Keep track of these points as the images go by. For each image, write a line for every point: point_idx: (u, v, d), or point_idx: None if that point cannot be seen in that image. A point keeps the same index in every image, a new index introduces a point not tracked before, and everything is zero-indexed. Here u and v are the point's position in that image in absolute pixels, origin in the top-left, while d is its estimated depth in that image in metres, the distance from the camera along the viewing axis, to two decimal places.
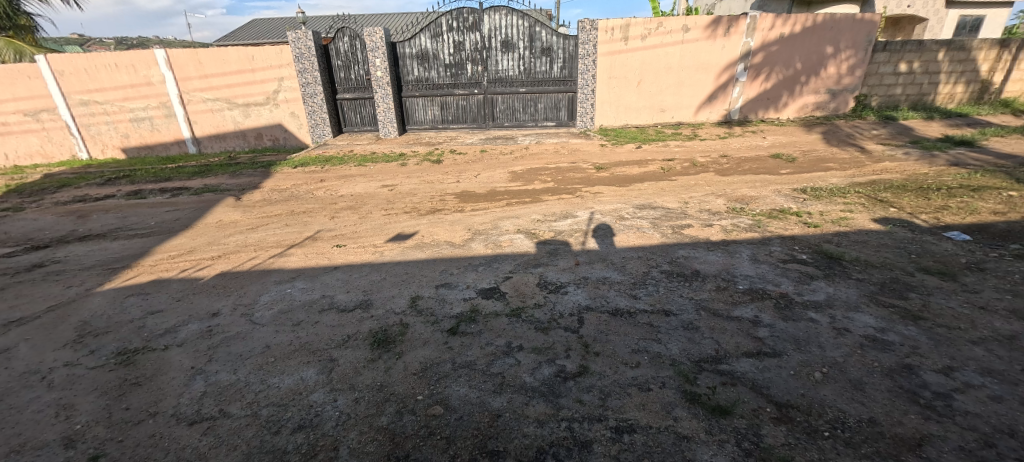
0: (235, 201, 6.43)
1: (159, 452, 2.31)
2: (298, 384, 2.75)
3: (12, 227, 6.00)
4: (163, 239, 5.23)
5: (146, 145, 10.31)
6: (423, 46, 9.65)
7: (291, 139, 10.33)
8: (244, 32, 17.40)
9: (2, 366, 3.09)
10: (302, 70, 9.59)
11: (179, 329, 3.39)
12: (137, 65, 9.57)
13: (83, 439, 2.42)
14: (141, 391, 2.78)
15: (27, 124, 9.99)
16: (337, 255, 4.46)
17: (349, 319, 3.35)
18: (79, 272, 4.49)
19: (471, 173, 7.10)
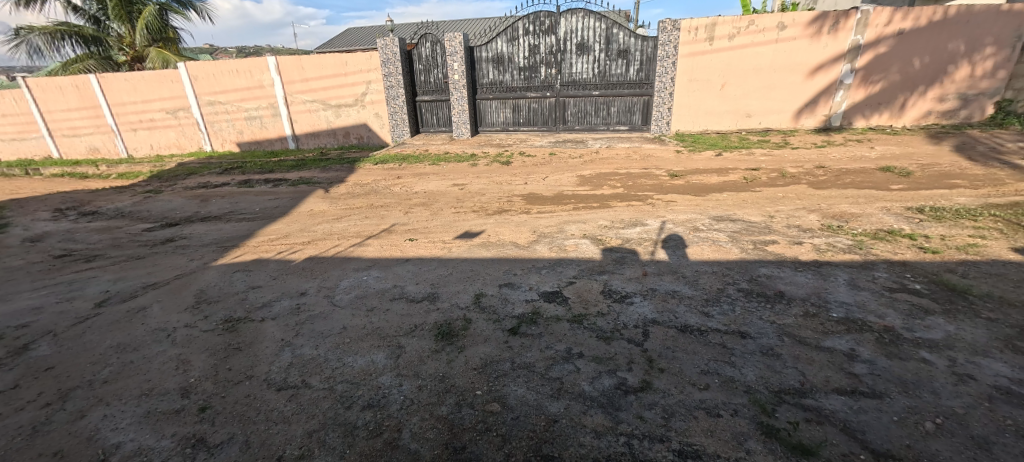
0: (323, 193, 7.01)
1: (252, 411, 2.58)
2: (369, 365, 2.92)
3: (152, 206, 7.05)
4: (264, 223, 5.85)
5: (256, 140, 11.58)
6: (499, 50, 9.87)
7: (374, 138, 11.05)
8: (340, 40, 18.98)
9: (139, 321, 3.64)
10: (386, 73, 10.22)
11: (273, 304, 3.77)
12: (253, 70, 10.79)
13: (194, 391, 2.77)
14: (241, 355, 3.12)
15: (168, 120, 11.76)
16: (409, 248, 4.69)
17: (417, 310, 3.50)
18: (200, 248, 5.17)
19: (540, 175, 7.11)
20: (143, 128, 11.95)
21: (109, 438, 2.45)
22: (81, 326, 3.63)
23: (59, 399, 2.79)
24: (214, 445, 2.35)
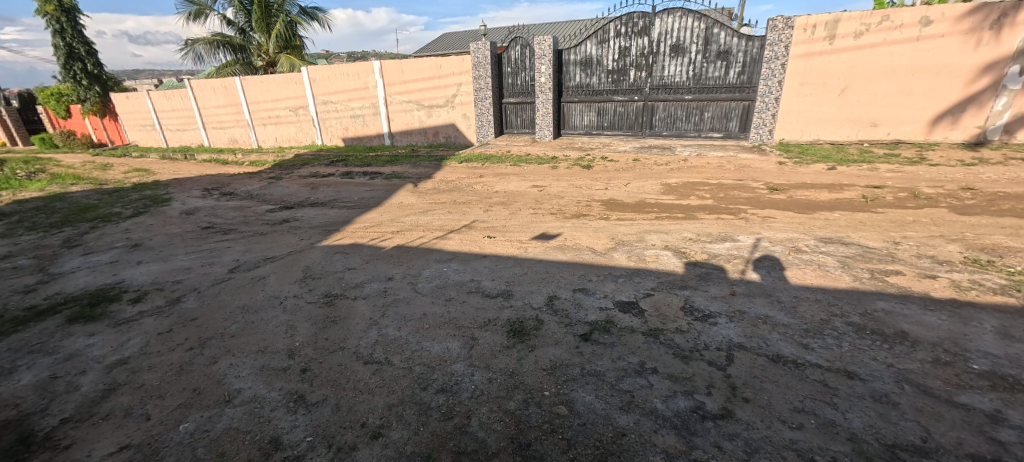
0: (413, 187, 7.49)
1: (343, 378, 2.86)
2: (445, 353, 3.07)
3: (273, 190, 8.06)
4: (360, 212, 6.39)
5: (358, 136, 12.70)
6: (588, 52, 9.79)
7: (460, 137, 11.54)
8: (438, 44, 20.10)
9: (259, 288, 4.19)
10: (477, 76, 10.62)
11: (365, 285, 4.12)
12: (360, 74, 11.84)
13: (298, 354, 3.14)
14: (336, 327, 3.46)
15: (290, 117, 13.35)
16: (487, 245, 4.84)
17: (491, 305, 3.60)
18: (308, 229, 5.81)
19: (622, 181, 6.93)
20: (269, 123, 13.70)
21: (232, 383, 2.87)
22: (217, 287, 4.27)
23: (198, 345, 3.32)
24: (312, 404, 2.65)
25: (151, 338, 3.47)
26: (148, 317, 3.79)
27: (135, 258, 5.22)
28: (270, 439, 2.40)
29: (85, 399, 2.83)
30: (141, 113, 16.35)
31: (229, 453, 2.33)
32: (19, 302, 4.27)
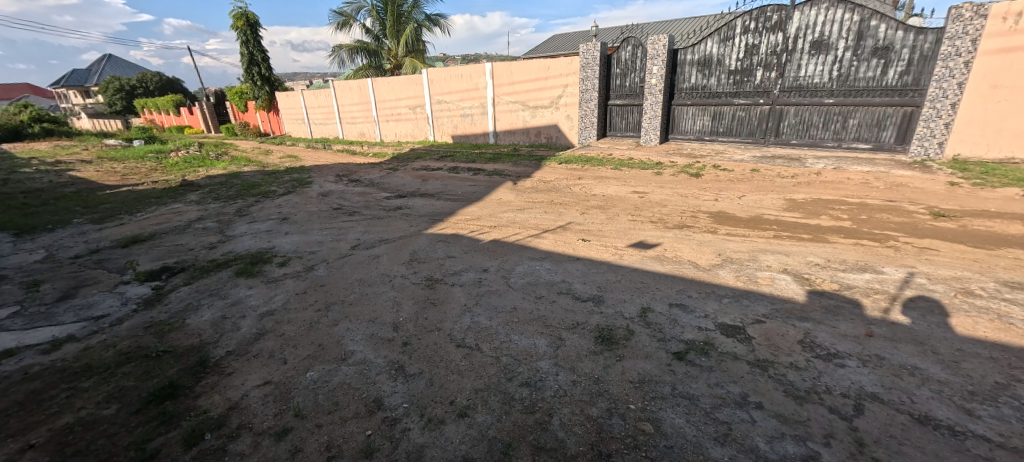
0: (512, 185, 7.68)
1: (437, 357, 3.06)
2: (532, 348, 3.11)
3: (390, 180, 8.88)
4: (463, 205, 6.73)
5: (465, 134, 13.40)
6: (707, 51, 9.13)
7: (562, 138, 11.56)
8: (549, 45, 20.35)
9: (373, 265, 4.66)
10: (584, 77, 10.49)
11: (462, 274, 4.34)
12: (473, 75, 12.48)
13: (400, 329, 3.43)
14: (434, 309, 3.70)
15: (410, 114, 14.55)
16: (581, 248, 4.77)
17: (582, 309, 3.56)
18: (417, 217, 6.28)
19: (735, 193, 6.36)
20: (391, 119, 15.09)
21: (348, 346, 3.24)
22: (342, 261, 4.85)
23: (324, 308, 3.81)
24: (410, 375, 2.88)
25: (290, 296, 4.06)
26: (290, 279, 4.45)
27: (284, 229, 6.15)
28: (374, 400, 2.68)
29: (243, 338, 3.44)
30: (294, 108, 19.17)
31: (341, 405, 2.65)
32: (205, 255, 5.30)
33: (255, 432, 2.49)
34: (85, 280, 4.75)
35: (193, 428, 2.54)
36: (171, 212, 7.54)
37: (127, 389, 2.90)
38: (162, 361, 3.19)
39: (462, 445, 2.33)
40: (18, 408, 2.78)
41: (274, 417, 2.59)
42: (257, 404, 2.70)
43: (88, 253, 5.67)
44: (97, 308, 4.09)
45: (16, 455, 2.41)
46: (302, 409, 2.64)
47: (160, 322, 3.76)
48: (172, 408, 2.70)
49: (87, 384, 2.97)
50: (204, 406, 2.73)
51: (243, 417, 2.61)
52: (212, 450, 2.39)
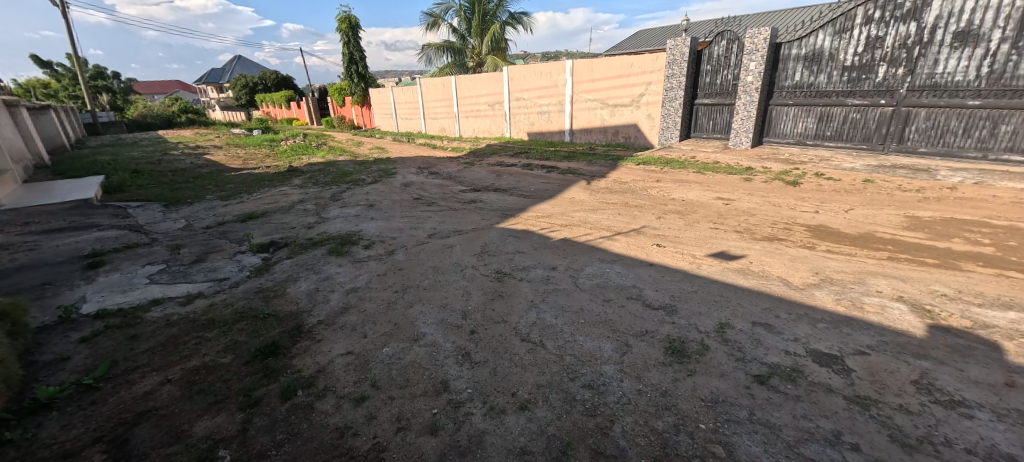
0: (585, 185, 7.53)
1: (502, 349, 3.11)
2: (597, 350, 3.05)
3: (467, 174, 9.14)
4: (535, 202, 6.73)
5: (541, 132, 13.40)
6: (818, 45, 8.25)
7: (641, 138, 11.12)
8: (634, 41, 19.61)
9: (447, 254, 4.83)
10: (670, 75, 9.97)
11: (531, 269, 4.35)
12: (553, 72, 12.41)
13: (469, 317, 3.53)
14: (501, 302, 3.75)
15: (489, 111, 14.84)
16: (655, 253, 4.54)
17: (652, 316, 3.40)
18: (490, 212, 6.39)
19: (840, 206, 5.67)
20: (471, 116, 15.52)
21: (420, 328, 3.41)
22: (419, 247, 5.09)
23: (401, 290, 4.03)
24: (475, 362, 2.98)
25: (373, 276, 4.36)
26: (373, 260, 4.78)
27: (370, 215, 6.59)
28: (441, 382, 2.82)
29: (332, 309, 3.77)
30: (384, 104, 20.47)
31: (411, 382, 2.82)
32: (305, 233, 5.86)
33: (338, 395, 2.74)
34: (212, 246, 5.48)
35: (288, 385, 2.84)
36: (278, 193, 8.43)
37: (240, 343, 3.33)
38: (268, 322, 3.60)
39: (521, 435, 2.37)
40: (161, 348, 3.31)
41: (353, 385, 2.82)
42: (341, 370, 2.97)
43: (215, 224, 6.54)
44: (221, 271, 4.72)
45: (158, 387, 2.89)
46: (378, 383, 2.83)
47: (267, 288, 4.23)
48: (273, 365, 3.05)
49: (210, 335, 3.45)
50: (298, 366, 3.04)
51: (328, 380, 2.88)
52: (302, 406, 2.67)
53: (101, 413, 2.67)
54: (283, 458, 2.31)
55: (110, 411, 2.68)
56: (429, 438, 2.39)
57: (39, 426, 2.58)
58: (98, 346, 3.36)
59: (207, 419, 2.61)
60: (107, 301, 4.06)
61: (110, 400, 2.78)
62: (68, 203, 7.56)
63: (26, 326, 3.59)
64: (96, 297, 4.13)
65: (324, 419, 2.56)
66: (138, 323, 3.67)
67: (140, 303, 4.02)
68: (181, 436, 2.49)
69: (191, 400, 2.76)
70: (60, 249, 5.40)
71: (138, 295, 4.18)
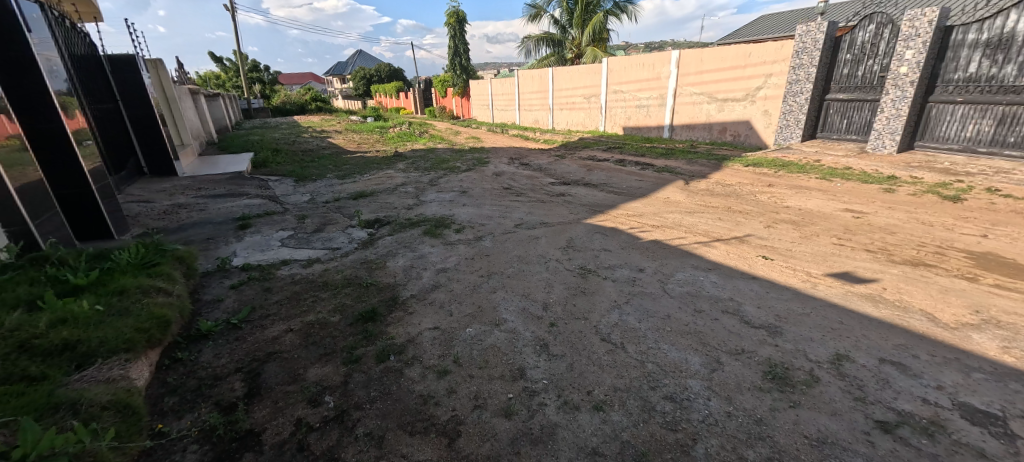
0: (683, 185, 7.04)
1: (580, 346, 3.04)
2: (682, 362, 2.83)
3: (558, 167, 9.06)
4: (627, 200, 6.44)
5: (638, 127, 12.79)
6: (1006, 28, 6.68)
7: (752, 137, 10.07)
8: (755, 28, 17.69)
9: (532, 245, 4.83)
10: (796, 65, 8.85)
11: (616, 269, 4.18)
12: (657, 64, 11.74)
13: (550, 309, 3.51)
14: (582, 299, 3.65)
15: (585, 104, 14.53)
16: (759, 266, 4.09)
17: (750, 334, 3.07)
18: (579, 206, 6.26)
19: (1020, 232, 4.57)
20: (565, 108, 15.33)
21: (502, 314, 3.46)
22: (506, 236, 5.17)
23: (486, 276, 4.13)
24: (553, 355, 2.95)
25: (461, 259, 4.53)
26: (463, 244, 4.96)
27: (463, 201, 6.84)
28: (518, 369, 2.84)
29: (424, 285, 4.00)
30: (482, 95, 21.10)
31: (490, 364, 2.88)
32: (405, 214, 6.28)
33: (424, 365, 2.90)
34: (329, 219, 6.12)
35: (382, 348, 3.08)
36: (383, 176, 9.13)
37: (347, 305, 3.68)
38: (369, 290, 3.94)
39: (593, 435, 2.31)
40: (286, 301, 3.79)
41: (438, 357, 2.97)
42: (428, 343, 3.13)
43: (332, 200, 7.30)
44: (335, 241, 5.26)
45: (283, 333, 3.32)
46: (460, 360, 2.94)
47: (371, 260, 4.62)
48: (372, 329, 3.32)
49: (324, 295, 3.87)
50: (391, 333, 3.27)
51: (417, 350, 3.06)
52: (393, 370, 2.87)
53: (241, 348, 3.15)
54: (375, 414, 2.52)
55: (247, 348, 3.15)
56: (503, 421, 2.43)
57: (199, 351, 3.13)
58: (242, 292, 3.96)
59: (318, 367, 2.93)
60: (250, 257, 4.76)
61: (248, 338, 3.27)
62: (226, 175, 9.00)
63: (196, 269, 4.29)
64: (243, 253, 4.86)
65: (411, 385, 2.72)
66: (271, 277, 4.24)
67: (274, 262, 4.64)
68: (297, 378, 2.83)
69: (306, 349, 3.13)
70: (219, 211, 6.44)
71: (273, 254, 4.83)
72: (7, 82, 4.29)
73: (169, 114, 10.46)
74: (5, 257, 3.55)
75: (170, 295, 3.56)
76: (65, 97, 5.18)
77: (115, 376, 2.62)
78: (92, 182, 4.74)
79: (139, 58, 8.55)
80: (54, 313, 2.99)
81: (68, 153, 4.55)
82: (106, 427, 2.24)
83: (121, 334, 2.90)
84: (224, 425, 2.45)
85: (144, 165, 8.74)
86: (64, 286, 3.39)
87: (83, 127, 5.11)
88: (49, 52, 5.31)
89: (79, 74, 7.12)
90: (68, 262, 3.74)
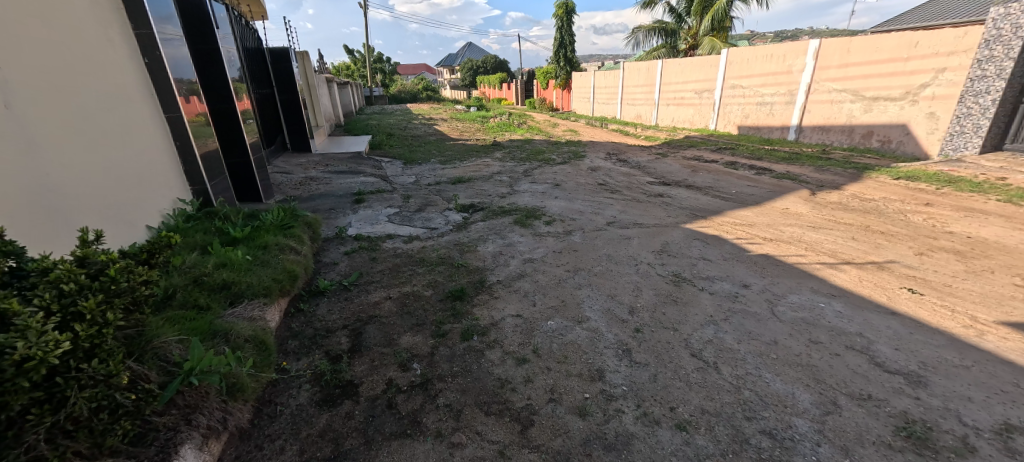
0: (808, 195, 6.19)
1: (667, 358, 2.82)
2: (787, 395, 2.49)
3: (659, 165, 8.54)
4: (735, 206, 5.86)
5: (757, 126, 11.55)
6: None
7: (908, 145, 8.45)
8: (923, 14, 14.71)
9: (624, 245, 4.62)
10: (983, 58, 7.13)
11: (716, 281, 3.81)
12: (789, 55, 10.48)
13: (637, 313, 3.32)
14: (675, 308, 3.39)
15: (695, 99, 13.50)
16: (899, 299, 3.45)
17: (881, 379, 2.59)
18: (679, 209, 5.84)
19: None
20: (673, 103, 14.41)
21: (586, 312, 3.36)
22: (596, 233, 5.01)
23: (573, 271, 4.03)
24: (636, 362, 2.79)
25: (550, 252, 4.48)
26: (552, 237, 4.90)
27: (556, 194, 6.78)
28: (597, 370, 2.73)
29: (510, 273, 4.03)
30: (584, 87, 20.71)
31: (569, 360, 2.81)
32: (498, 202, 6.39)
33: (504, 350, 2.92)
34: (430, 200, 6.46)
35: (468, 327, 3.17)
36: (482, 164, 9.39)
37: (439, 283, 3.86)
38: (460, 271, 4.08)
39: (673, 455, 2.13)
40: (388, 271, 4.09)
41: (519, 344, 2.98)
42: (510, 329, 3.15)
43: (434, 183, 7.70)
44: (433, 221, 5.54)
45: (383, 299, 3.59)
46: (540, 351, 2.91)
47: (463, 243, 4.78)
48: (460, 307, 3.44)
49: (420, 270, 4.10)
50: (477, 314, 3.35)
51: (499, 334, 3.09)
52: (475, 349, 2.94)
53: (348, 308, 3.46)
54: (455, 388, 2.59)
55: (352, 308, 3.46)
56: (577, 420, 2.35)
57: (317, 305, 3.52)
58: (353, 259, 4.35)
59: (410, 335, 3.11)
60: (362, 229, 5.22)
61: (354, 300, 3.59)
62: (348, 154, 10.00)
63: (319, 235, 4.81)
64: (356, 225, 5.35)
65: (490, 367, 2.76)
66: (377, 249, 4.61)
67: (381, 235, 5.03)
68: (392, 343, 3.02)
69: (401, 317, 3.34)
70: (341, 185, 7.17)
71: (380, 228, 5.24)
72: (201, 72, 5.14)
73: (310, 99, 11.93)
74: (189, 209, 4.29)
75: (298, 254, 4.03)
76: (238, 83, 6.13)
77: (256, 315, 3.01)
78: (251, 154, 5.55)
79: (292, 49, 9.81)
80: (218, 257, 3.51)
81: (236, 129, 5.38)
82: (247, 356, 2.61)
83: (263, 281, 3.33)
84: (331, 372, 2.73)
85: (288, 142, 10.07)
86: (226, 237, 3.99)
87: (248, 108, 6.01)
88: (230, 45, 6.31)
89: (249, 63, 8.39)
90: (230, 218, 4.39)
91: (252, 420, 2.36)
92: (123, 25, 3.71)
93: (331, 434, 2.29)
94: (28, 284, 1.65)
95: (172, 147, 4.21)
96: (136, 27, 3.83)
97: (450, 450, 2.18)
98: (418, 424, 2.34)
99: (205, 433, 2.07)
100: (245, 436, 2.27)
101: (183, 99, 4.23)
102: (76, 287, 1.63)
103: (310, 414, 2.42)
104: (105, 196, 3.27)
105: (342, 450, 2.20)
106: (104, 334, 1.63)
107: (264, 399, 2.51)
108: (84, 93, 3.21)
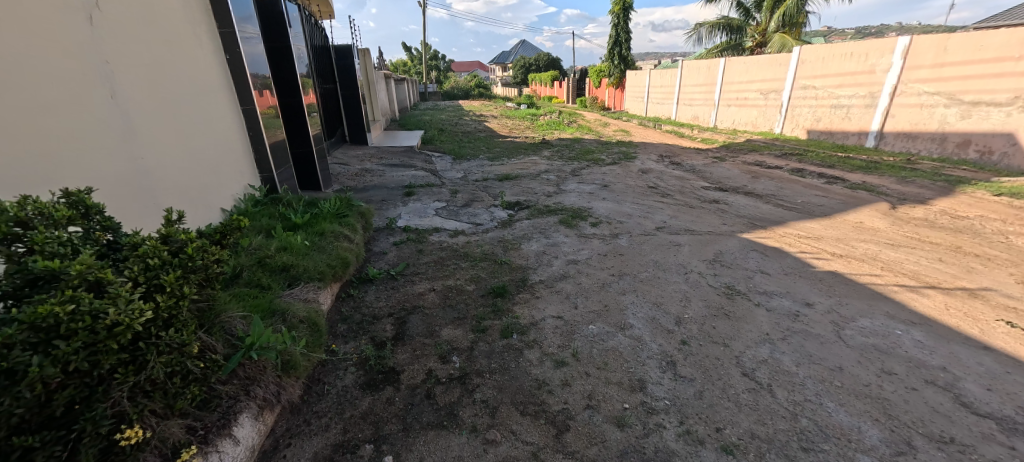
0: (888, 208, 5.64)
1: (715, 374, 2.65)
2: (853, 429, 2.26)
3: (717, 170, 8.11)
4: (799, 217, 5.45)
5: (829, 131, 10.69)
6: None
7: (1014, 158, 7.47)
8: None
9: (674, 252, 4.41)
10: None
11: (774, 296, 3.55)
12: (873, 53, 9.58)
13: (684, 324, 3.15)
14: (727, 322, 3.18)
15: (760, 100, 12.71)
16: (993, 332, 3.05)
17: (968, 421, 2.29)
18: (737, 216, 5.51)
19: None
20: (735, 104, 13.66)
21: (630, 319, 3.23)
22: (645, 237, 4.83)
23: (619, 276, 3.90)
24: (681, 376, 2.64)
25: (595, 254, 4.36)
26: (598, 239, 4.77)
27: (604, 195, 6.60)
28: (638, 380, 2.61)
29: (553, 273, 3.96)
30: (638, 86, 20.13)
31: (610, 368, 2.70)
32: (545, 200, 6.32)
33: (543, 352, 2.86)
34: (476, 196, 6.50)
35: (508, 325, 3.14)
36: (530, 162, 9.34)
37: (482, 279, 3.85)
38: (503, 268, 4.06)
39: None
40: (433, 264, 4.14)
41: (558, 347, 2.91)
42: (551, 330, 3.09)
43: (482, 179, 7.75)
44: (479, 217, 5.55)
45: (427, 291, 3.63)
46: (580, 355, 2.82)
47: (508, 240, 4.76)
48: (501, 304, 3.42)
49: (463, 265, 4.12)
50: (518, 313, 3.31)
51: (539, 334, 3.04)
52: (514, 348, 2.90)
53: (394, 297, 3.54)
54: (493, 384, 2.57)
55: (399, 298, 3.53)
56: (615, 430, 2.25)
57: (365, 292, 3.62)
58: (400, 250, 4.45)
59: (451, 328, 3.12)
60: (410, 222, 5.32)
61: (401, 290, 3.66)
62: (401, 148, 10.29)
63: (371, 225, 4.96)
64: (405, 217, 5.47)
65: (529, 367, 2.71)
66: (424, 241, 4.69)
67: (428, 228, 5.11)
68: (433, 335, 3.05)
69: (444, 309, 3.37)
70: (393, 178, 7.38)
71: (428, 222, 5.33)
72: (274, 68, 5.44)
73: (368, 94, 12.41)
74: (257, 195, 4.57)
75: (351, 242, 4.18)
76: (305, 78, 6.45)
77: (310, 297, 3.14)
78: (313, 145, 5.82)
79: (355, 46, 10.23)
80: (280, 241, 3.71)
81: (300, 122, 5.67)
82: (301, 335, 2.71)
83: (318, 266, 3.47)
84: (375, 357, 2.79)
85: (347, 134, 10.52)
86: (288, 222, 4.21)
87: (313, 102, 6.31)
88: (301, 43, 6.66)
89: (316, 60, 8.82)
90: (293, 205, 4.62)
91: (302, 396, 2.46)
92: (209, 25, 3.99)
93: (373, 418, 2.34)
94: (122, 257, 1.79)
95: (246, 137, 4.50)
96: (220, 26, 4.10)
97: (484, 446, 2.16)
98: (455, 417, 2.34)
99: (261, 404, 2.17)
100: (296, 411, 2.37)
101: (256, 93, 4.50)
102: (158, 262, 1.74)
103: (354, 396, 2.48)
104: (188, 179, 3.53)
105: (382, 434, 2.24)
106: (180, 306, 1.72)
107: (314, 377, 2.61)
108: (174, 85, 3.47)
